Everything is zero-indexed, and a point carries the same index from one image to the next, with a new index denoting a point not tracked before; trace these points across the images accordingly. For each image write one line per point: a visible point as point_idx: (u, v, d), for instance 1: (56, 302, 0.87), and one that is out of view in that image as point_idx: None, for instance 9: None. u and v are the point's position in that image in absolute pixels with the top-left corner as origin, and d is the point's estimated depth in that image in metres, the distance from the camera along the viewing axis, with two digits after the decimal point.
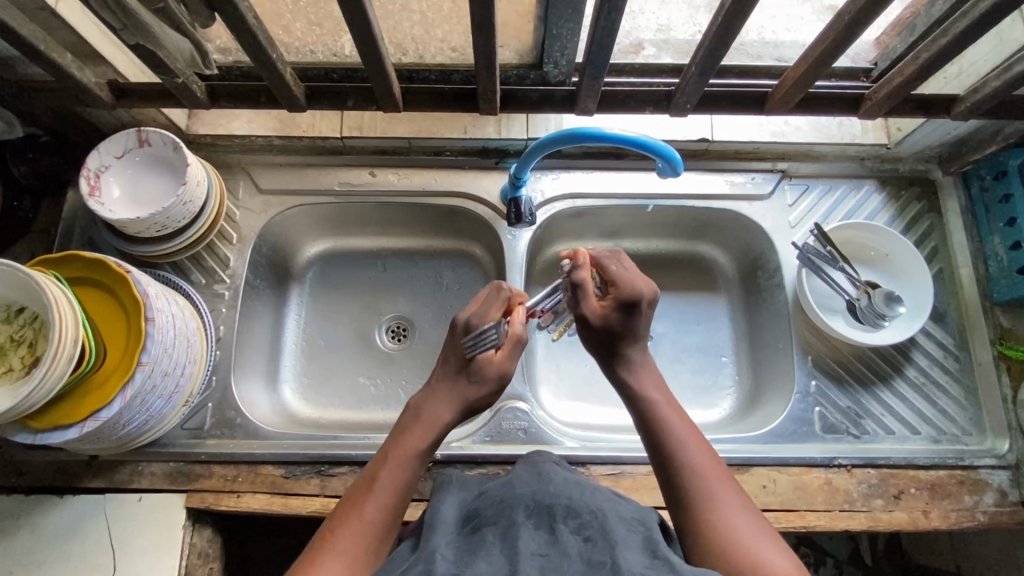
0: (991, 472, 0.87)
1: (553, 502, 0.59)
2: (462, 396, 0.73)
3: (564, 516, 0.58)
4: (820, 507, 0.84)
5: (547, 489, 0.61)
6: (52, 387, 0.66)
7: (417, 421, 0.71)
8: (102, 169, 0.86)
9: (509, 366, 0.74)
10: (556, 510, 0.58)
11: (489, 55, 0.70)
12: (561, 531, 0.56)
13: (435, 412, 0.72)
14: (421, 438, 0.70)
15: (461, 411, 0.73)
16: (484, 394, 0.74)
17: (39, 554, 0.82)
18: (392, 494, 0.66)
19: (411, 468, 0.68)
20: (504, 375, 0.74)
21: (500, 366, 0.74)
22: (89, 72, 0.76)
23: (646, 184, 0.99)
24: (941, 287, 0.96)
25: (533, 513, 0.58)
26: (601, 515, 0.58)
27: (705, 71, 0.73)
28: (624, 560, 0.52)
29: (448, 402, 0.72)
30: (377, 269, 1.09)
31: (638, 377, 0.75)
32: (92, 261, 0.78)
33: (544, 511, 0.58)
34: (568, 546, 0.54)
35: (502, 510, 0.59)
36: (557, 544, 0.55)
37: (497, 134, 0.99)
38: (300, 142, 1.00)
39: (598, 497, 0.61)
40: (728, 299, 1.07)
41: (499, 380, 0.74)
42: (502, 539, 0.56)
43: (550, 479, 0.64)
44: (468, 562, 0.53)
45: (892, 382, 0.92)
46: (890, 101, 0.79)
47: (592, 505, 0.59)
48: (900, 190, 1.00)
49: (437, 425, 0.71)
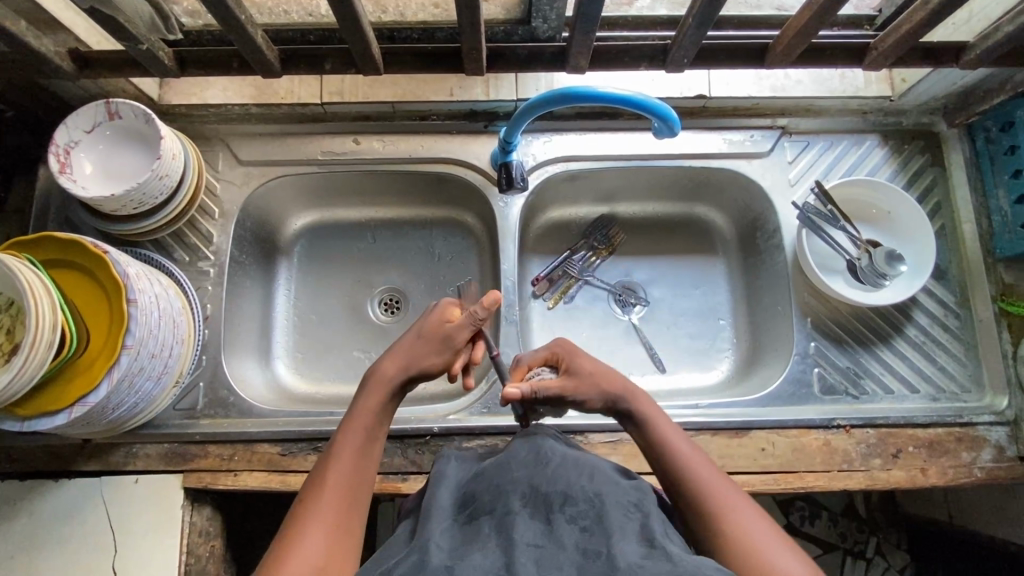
0: (989, 429, 0.87)
1: (550, 487, 0.58)
2: (414, 355, 0.69)
3: (561, 505, 0.56)
4: (819, 468, 0.84)
5: (544, 472, 0.60)
6: (34, 374, 0.64)
7: (371, 381, 0.67)
8: (72, 145, 0.82)
9: (462, 333, 0.71)
10: (552, 496, 0.58)
11: (472, 12, 0.66)
12: (557, 519, 0.55)
13: (387, 371, 0.68)
14: (377, 398, 0.66)
15: (414, 369, 0.69)
16: (435, 357, 0.70)
17: (37, 538, 0.82)
18: (355, 462, 0.62)
19: (371, 427, 0.65)
20: (450, 340, 0.71)
21: (455, 330, 0.71)
22: (47, 41, 0.72)
23: (641, 145, 0.96)
24: (944, 243, 0.94)
25: (529, 501, 0.57)
26: (599, 501, 0.56)
27: (704, 22, 0.69)
28: (620, 549, 0.51)
29: (403, 360, 0.69)
30: (366, 241, 1.06)
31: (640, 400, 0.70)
32: (68, 243, 0.75)
33: (541, 501, 0.57)
34: (563, 535, 0.54)
35: (498, 496, 0.58)
36: (555, 533, 0.54)
37: (484, 96, 0.94)
38: (280, 110, 0.95)
39: (595, 476, 0.61)
40: (725, 262, 1.05)
41: (450, 345, 0.71)
42: (498, 530, 0.55)
43: (546, 458, 0.63)
44: (461, 555, 0.52)
45: (892, 341, 0.91)
46: (899, 50, 0.74)
47: (587, 488, 0.57)
48: (904, 144, 0.97)
49: (393, 382, 0.67)
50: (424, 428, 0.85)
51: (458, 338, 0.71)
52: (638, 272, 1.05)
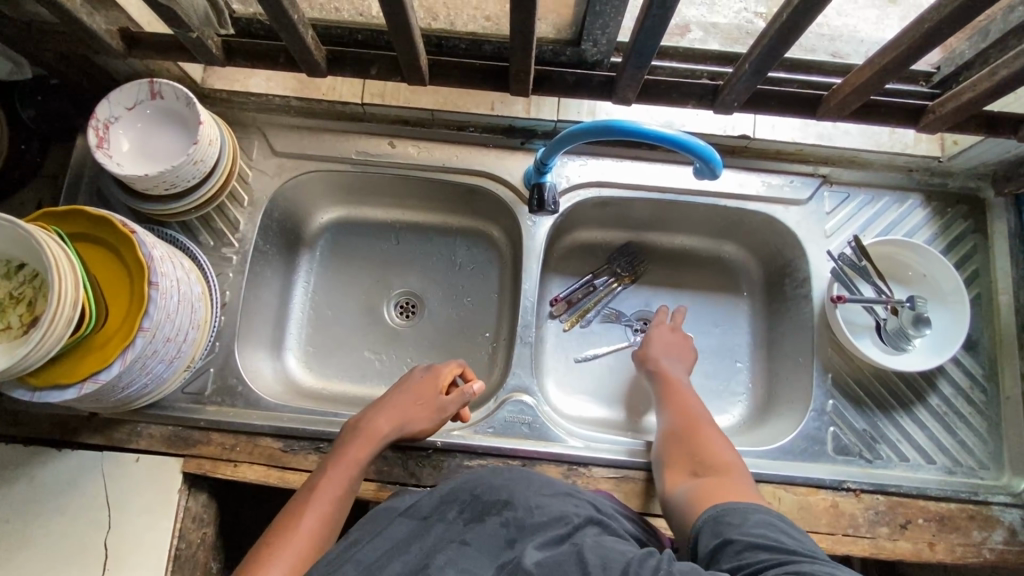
0: (1004, 510, 0.84)
1: (491, 497, 0.67)
2: (404, 417, 0.79)
3: (498, 508, 0.65)
4: (823, 530, 0.82)
5: (492, 481, 0.69)
6: (50, 348, 0.64)
7: (358, 433, 0.77)
8: (111, 121, 0.82)
9: (452, 407, 0.82)
10: (492, 504, 0.66)
11: (526, 34, 0.65)
12: (489, 521, 0.64)
13: (378, 427, 0.78)
14: (364, 452, 0.75)
15: (402, 431, 0.79)
16: (423, 424, 0.80)
17: (33, 505, 0.82)
18: (328, 507, 0.70)
19: (349, 478, 0.73)
20: (440, 409, 0.81)
21: (450, 402, 0.82)
22: (100, 17, 0.72)
23: (678, 178, 0.94)
24: (977, 314, 0.91)
25: (469, 507, 0.66)
26: (531, 512, 0.65)
27: (760, 69, 0.68)
28: (528, 557, 0.59)
29: (392, 420, 0.78)
30: (389, 242, 1.05)
31: (665, 360, 0.90)
32: (98, 218, 0.75)
33: (478, 505, 0.66)
34: (490, 538, 0.63)
35: (443, 502, 0.67)
36: (486, 537, 0.63)
37: (525, 113, 0.93)
38: (319, 105, 0.95)
39: (542, 493, 0.68)
40: (749, 304, 1.03)
41: (439, 414, 0.81)
42: (434, 538, 0.63)
43: (498, 470, 0.71)
44: (386, 560, 0.61)
45: (912, 409, 0.89)
46: (956, 116, 0.72)
47: (529, 501, 0.66)
48: (947, 207, 0.94)
49: (379, 443, 0.77)
50: (426, 442, 0.84)
51: (447, 409, 0.82)
52: (660, 305, 1.03)
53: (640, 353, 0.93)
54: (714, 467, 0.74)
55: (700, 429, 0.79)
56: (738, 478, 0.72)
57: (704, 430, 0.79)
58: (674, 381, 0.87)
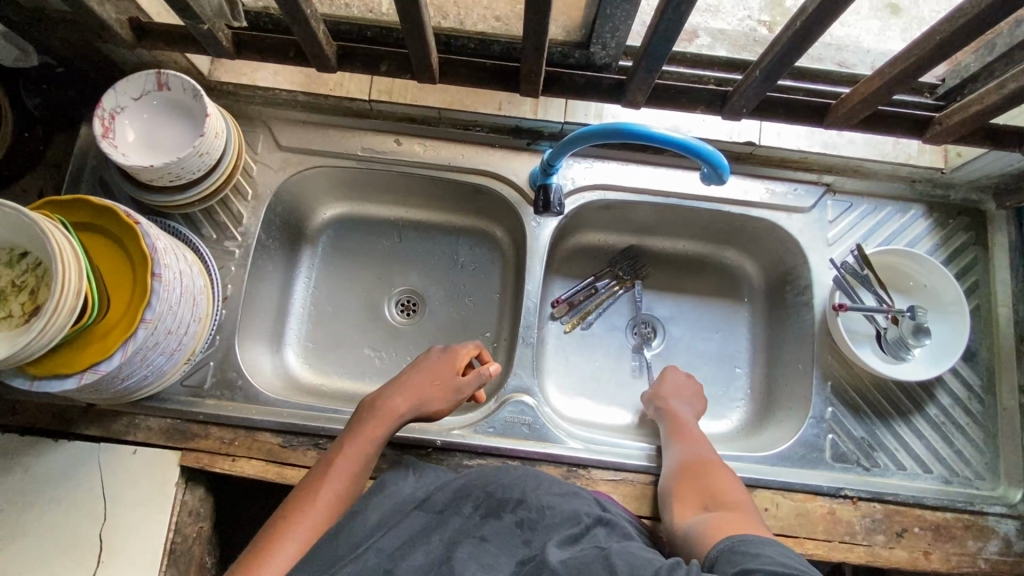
0: (998, 520, 0.85)
1: (505, 496, 0.67)
2: (421, 397, 0.78)
3: (512, 506, 0.66)
4: (820, 536, 0.82)
5: (501, 481, 0.69)
6: (53, 337, 0.64)
7: (375, 411, 0.75)
8: (118, 111, 0.82)
9: (469, 388, 0.81)
10: (505, 502, 0.66)
11: (538, 35, 0.65)
12: (506, 519, 0.64)
13: (394, 406, 0.76)
14: (380, 430, 0.74)
15: (419, 411, 0.78)
16: (439, 404, 0.79)
17: (28, 495, 0.81)
18: (345, 485, 0.69)
19: (365, 457, 0.72)
20: (457, 389, 0.80)
21: (467, 384, 0.81)
22: (110, 7, 0.72)
23: (682, 183, 0.94)
24: (976, 326, 0.92)
25: (482, 504, 0.66)
26: (544, 512, 0.65)
27: (770, 76, 0.68)
28: (552, 553, 0.59)
29: (409, 399, 0.77)
30: (392, 240, 1.05)
31: (673, 398, 0.90)
32: (102, 208, 0.75)
33: (493, 502, 0.66)
34: (507, 536, 0.63)
35: (455, 499, 0.67)
36: (502, 535, 0.63)
37: (532, 115, 0.94)
38: (326, 101, 0.95)
39: (551, 493, 0.69)
40: (750, 310, 1.03)
41: (455, 394, 0.80)
42: (451, 530, 0.63)
43: (506, 471, 0.72)
44: (408, 548, 0.61)
45: (910, 418, 0.89)
46: (963, 129, 0.73)
47: (541, 501, 0.67)
48: (948, 218, 0.95)
49: (396, 422, 0.75)
50: (426, 440, 0.84)
51: (463, 389, 0.81)
52: (661, 308, 1.04)
53: (648, 392, 0.93)
54: (723, 505, 0.73)
55: (711, 467, 0.79)
56: (749, 516, 0.71)
57: (714, 468, 0.78)
58: (683, 418, 0.87)
